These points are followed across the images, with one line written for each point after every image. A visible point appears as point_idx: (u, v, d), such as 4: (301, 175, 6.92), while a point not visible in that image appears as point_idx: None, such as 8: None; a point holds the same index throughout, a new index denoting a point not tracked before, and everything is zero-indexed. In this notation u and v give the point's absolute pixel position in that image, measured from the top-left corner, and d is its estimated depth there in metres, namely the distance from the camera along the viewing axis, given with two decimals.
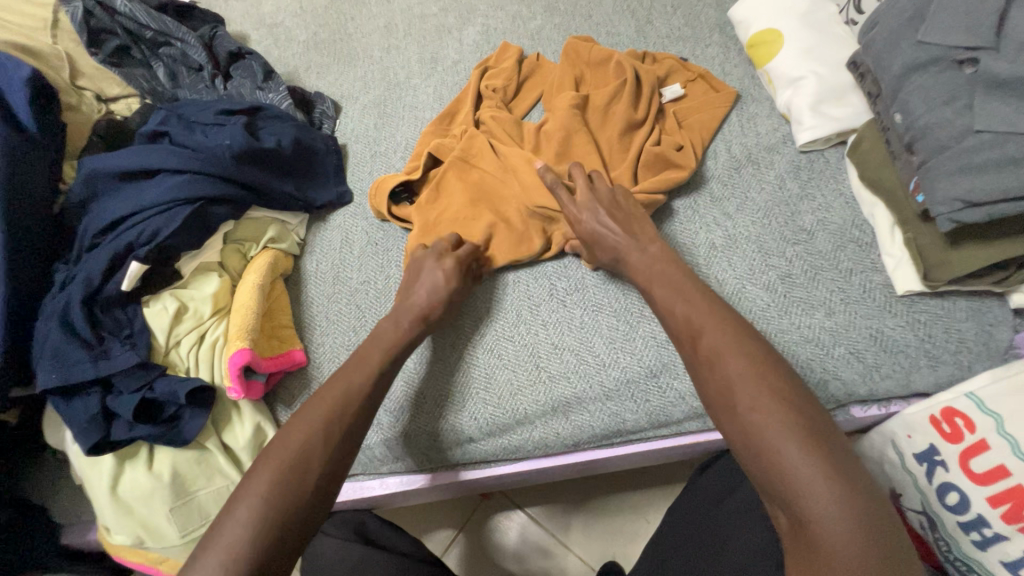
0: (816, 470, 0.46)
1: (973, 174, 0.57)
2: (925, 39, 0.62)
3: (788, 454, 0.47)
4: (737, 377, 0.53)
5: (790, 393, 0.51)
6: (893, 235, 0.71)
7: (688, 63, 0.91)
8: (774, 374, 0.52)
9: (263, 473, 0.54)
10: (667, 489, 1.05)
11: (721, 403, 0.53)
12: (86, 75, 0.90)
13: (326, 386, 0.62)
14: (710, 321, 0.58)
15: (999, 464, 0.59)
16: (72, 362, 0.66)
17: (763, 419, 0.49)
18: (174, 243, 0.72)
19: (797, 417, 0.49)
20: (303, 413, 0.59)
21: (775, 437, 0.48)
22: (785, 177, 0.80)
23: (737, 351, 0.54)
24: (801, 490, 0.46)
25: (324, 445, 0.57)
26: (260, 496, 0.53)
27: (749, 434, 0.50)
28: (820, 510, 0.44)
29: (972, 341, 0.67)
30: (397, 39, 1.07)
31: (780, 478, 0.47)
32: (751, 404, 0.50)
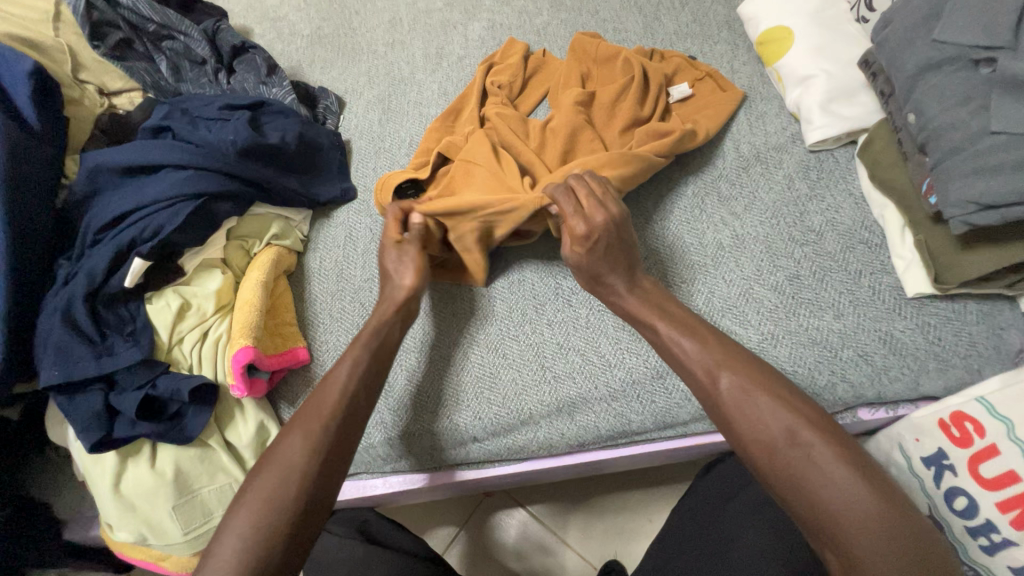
0: (865, 506, 0.47)
1: (988, 176, 0.56)
2: (940, 38, 0.61)
3: (835, 497, 0.48)
4: (773, 419, 0.53)
5: (825, 429, 0.52)
6: (904, 237, 0.70)
7: (695, 61, 0.89)
8: (806, 411, 0.53)
9: (255, 492, 0.54)
10: (670, 489, 1.05)
11: (758, 446, 0.53)
12: (88, 68, 0.88)
13: (315, 396, 0.61)
14: (729, 359, 0.59)
15: (1009, 470, 0.59)
16: (74, 358, 0.65)
17: (807, 459, 0.51)
18: (177, 240, 0.72)
19: (838, 453, 0.50)
20: (291, 428, 0.59)
21: (822, 477, 0.49)
22: (793, 176, 0.79)
23: (763, 393, 0.55)
24: (849, 530, 0.47)
25: (312, 459, 0.56)
26: (250, 515, 0.53)
27: (793, 476, 0.51)
28: (873, 548, 0.46)
29: (983, 344, 0.66)
30: (401, 34, 1.06)
31: (832, 520, 0.48)
32: (795, 444, 0.51)
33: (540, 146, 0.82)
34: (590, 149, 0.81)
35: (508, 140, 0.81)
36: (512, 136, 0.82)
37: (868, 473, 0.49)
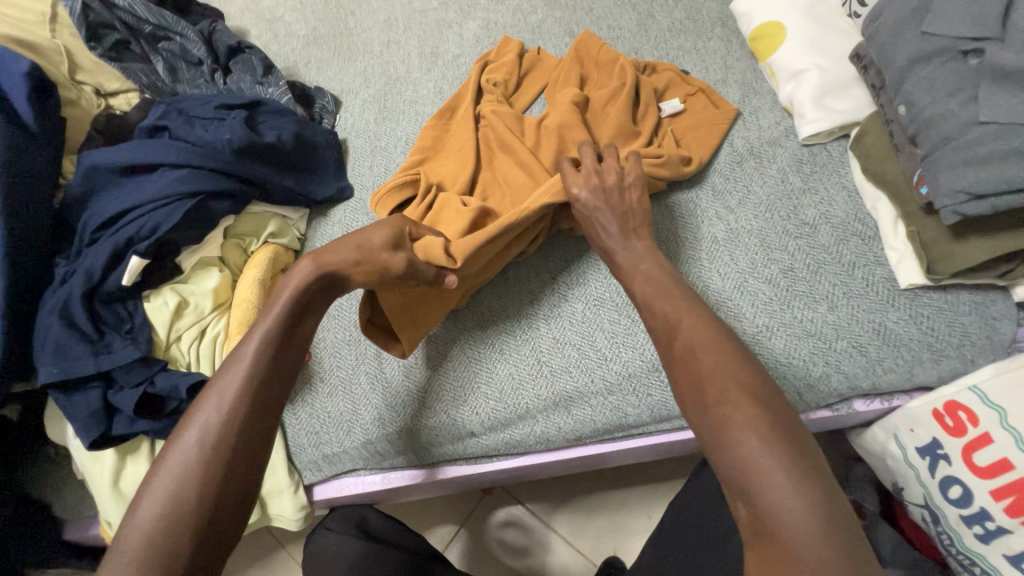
0: (771, 456, 0.45)
1: (978, 166, 0.56)
2: (930, 30, 0.62)
3: (749, 445, 0.46)
4: (712, 371, 0.52)
5: (757, 387, 0.50)
6: (897, 229, 0.71)
7: (688, 76, 0.89)
8: (746, 369, 0.52)
9: (159, 489, 0.49)
10: (668, 484, 1.05)
11: (693, 396, 0.52)
12: (85, 69, 0.89)
13: (221, 382, 0.55)
14: (687, 317, 0.58)
15: (1002, 458, 0.59)
16: (72, 356, 0.66)
17: (729, 408, 0.49)
18: (173, 239, 0.72)
19: (761, 407, 0.48)
20: (194, 421, 0.53)
21: (735, 426, 0.47)
22: (787, 170, 0.80)
23: (713, 348, 0.54)
24: (757, 479, 0.44)
25: (221, 449, 0.51)
26: (153, 516, 0.48)
27: (714, 425, 0.49)
28: (772, 499, 0.43)
29: (976, 334, 0.67)
30: (396, 34, 1.07)
31: (739, 468, 0.46)
32: (722, 393, 0.50)
33: (535, 145, 0.82)
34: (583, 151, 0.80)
35: (504, 137, 0.81)
36: (509, 135, 0.81)
37: (787, 432, 0.47)
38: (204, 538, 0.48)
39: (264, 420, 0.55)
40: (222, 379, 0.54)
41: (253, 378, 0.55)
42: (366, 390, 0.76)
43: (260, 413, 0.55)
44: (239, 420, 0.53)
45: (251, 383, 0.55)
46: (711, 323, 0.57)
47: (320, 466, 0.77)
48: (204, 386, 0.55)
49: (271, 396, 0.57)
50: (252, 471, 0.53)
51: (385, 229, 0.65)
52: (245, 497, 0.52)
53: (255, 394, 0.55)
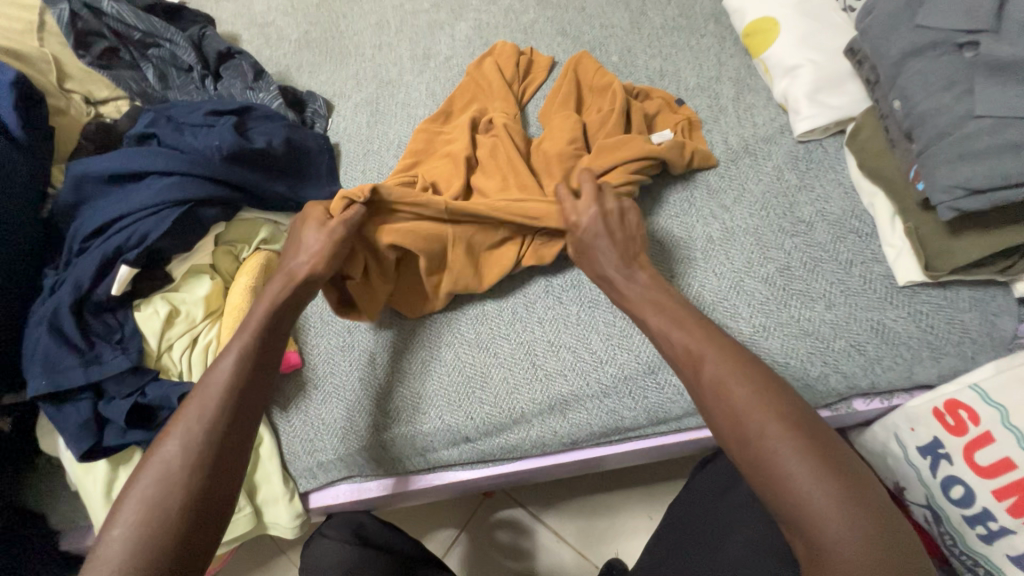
0: (823, 491, 0.45)
1: (974, 161, 0.55)
2: (924, 23, 0.61)
3: (803, 483, 0.46)
4: (746, 402, 0.51)
5: (792, 412, 0.50)
6: (893, 224, 0.70)
7: (680, 105, 0.86)
8: (779, 395, 0.52)
9: (138, 500, 0.50)
10: (670, 485, 1.04)
11: (730, 431, 0.52)
12: (74, 78, 0.89)
13: (200, 396, 0.56)
14: (707, 344, 0.57)
15: (1005, 457, 0.58)
16: (62, 367, 0.66)
17: (774, 444, 0.48)
18: (162, 247, 0.71)
19: (804, 437, 0.48)
20: (173, 432, 0.54)
21: (783, 464, 0.47)
22: (783, 167, 0.79)
23: (740, 377, 0.53)
24: (816, 518, 0.45)
25: (202, 459, 0.52)
26: (131, 525, 0.49)
27: (763, 464, 0.48)
28: (831, 535, 0.44)
29: (975, 331, 0.66)
30: (388, 36, 1.06)
31: (794, 507, 0.46)
32: (764, 429, 0.49)
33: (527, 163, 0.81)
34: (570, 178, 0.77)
35: (501, 150, 0.80)
36: (508, 148, 0.80)
37: (833, 459, 0.47)
38: (186, 545, 0.49)
39: (239, 430, 0.56)
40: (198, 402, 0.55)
41: (231, 389, 0.57)
42: (360, 396, 0.75)
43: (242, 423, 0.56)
44: (213, 431, 0.54)
45: (232, 395, 0.57)
46: (729, 344, 0.57)
47: (313, 474, 0.76)
48: (183, 402, 0.57)
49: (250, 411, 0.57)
50: (234, 480, 0.54)
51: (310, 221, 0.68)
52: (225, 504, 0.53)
53: (236, 406, 0.56)
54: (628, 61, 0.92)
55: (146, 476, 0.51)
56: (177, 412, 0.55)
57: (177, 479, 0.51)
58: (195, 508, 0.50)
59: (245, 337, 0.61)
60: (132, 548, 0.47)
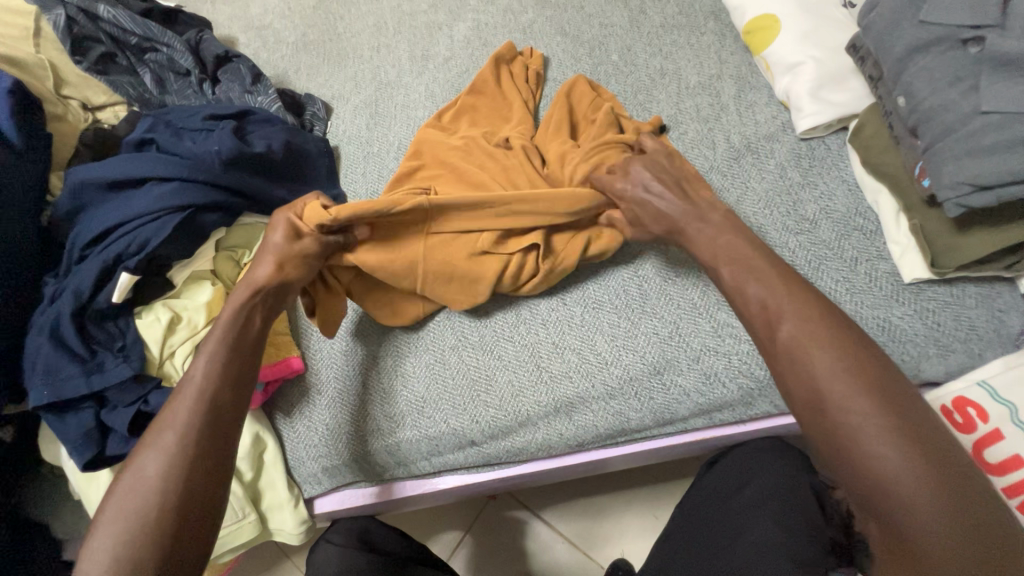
0: (916, 478, 0.42)
1: (981, 157, 0.55)
2: (928, 19, 0.61)
3: (891, 464, 0.43)
4: (829, 372, 0.47)
5: (887, 390, 0.46)
6: (899, 222, 0.69)
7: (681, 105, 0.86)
8: (871, 368, 0.47)
9: (119, 510, 0.51)
10: (675, 485, 1.04)
11: (810, 405, 0.47)
12: (70, 83, 0.87)
13: (173, 402, 0.57)
14: (789, 304, 0.52)
15: (1014, 454, 0.58)
16: (64, 377, 0.65)
17: (859, 420, 0.45)
18: (163, 254, 0.71)
19: (902, 421, 0.44)
20: (149, 441, 0.54)
21: (872, 447, 0.44)
22: (786, 165, 0.78)
23: (824, 343, 0.48)
24: (899, 502, 0.42)
25: (174, 466, 0.52)
26: (112, 539, 0.50)
27: (847, 444, 0.45)
28: (921, 522, 0.41)
29: (983, 328, 0.65)
30: (387, 37, 1.06)
31: (878, 491, 0.43)
32: (849, 406, 0.45)
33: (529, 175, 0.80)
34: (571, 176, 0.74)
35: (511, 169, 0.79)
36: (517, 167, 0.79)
37: (927, 442, 0.44)
38: (165, 553, 0.49)
39: (212, 433, 0.55)
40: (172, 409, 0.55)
41: (202, 392, 0.56)
42: (364, 400, 0.75)
43: (210, 425, 0.55)
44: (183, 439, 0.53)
45: (202, 401, 0.56)
46: (825, 314, 0.51)
47: (318, 480, 0.75)
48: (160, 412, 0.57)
49: (220, 413, 0.56)
50: (205, 482, 0.53)
51: (279, 229, 0.67)
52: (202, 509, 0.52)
53: (204, 409, 0.55)
54: (628, 59, 0.92)
55: (124, 487, 0.52)
56: (156, 420, 0.56)
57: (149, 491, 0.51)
58: (168, 514, 0.50)
59: (215, 337, 0.61)
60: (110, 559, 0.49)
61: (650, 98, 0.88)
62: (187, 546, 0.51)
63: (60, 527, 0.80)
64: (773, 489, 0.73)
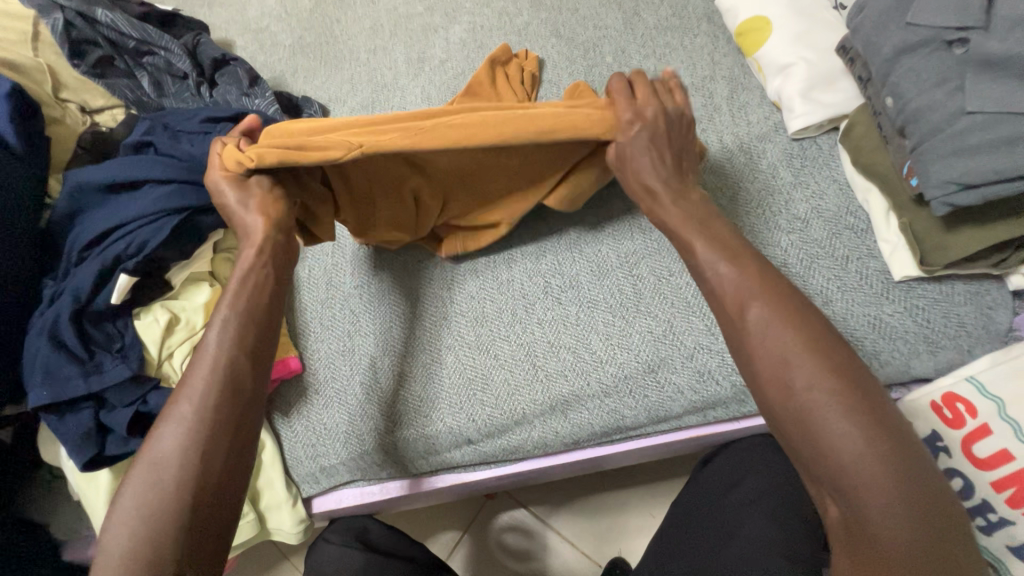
0: (871, 455, 0.41)
1: (967, 156, 0.56)
2: (914, 21, 0.62)
3: (845, 442, 0.42)
4: (794, 350, 0.46)
5: (848, 370, 0.45)
6: (888, 220, 0.70)
7: None
8: (832, 349, 0.46)
9: (141, 490, 0.49)
10: (672, 483, 1.05)
11: (775, 384, 0.46)
12: (69, 87, 0.89)
13: (188, 378, 0.54)
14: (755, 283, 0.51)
15: (1002, 449, 0.59)
16: (63, 378, 0.66)
17: (819, 398, 0.44)
18: (161, 255, 0.71)
19: (859, 399, 0.43)
20: (168, 420, 0.52)
21: (830, 425, 0.43)
22: (778, 165, 0.79)
23: (789, 322, 0.48)
24: (853, 480, 0.41)
25: (199, 443, 0.50)
26: (140, 503, 0.48)
27: (808, 423, 0.44)
28: (876, 502, 0.40)
29: (972, 325, 0.66)
30: (383, 40, 1.06)
31: (834, 470, 0.42)
32: (810, 383, 0.45)
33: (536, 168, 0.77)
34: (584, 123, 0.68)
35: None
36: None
37: (884, 424, 0.43)
38: (192, 517, 0.48)
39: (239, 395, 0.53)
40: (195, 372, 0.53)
41: (225, 367, 0.54)
42: (358, 399, 0.76)
43: (231, 402, 0.53)
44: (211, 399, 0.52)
45: (226, 364, 0.54)
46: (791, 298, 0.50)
47: (317, 479, 0.76)
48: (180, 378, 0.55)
49: (245, 376, 0.54)
50: (231, 460, 0.51)
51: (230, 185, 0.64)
52: (229, 488, 0.50)
53: (228, 372, 0.54)
54: (622, 61, 0.93)
55: (152, 450, 0.50)
56: (171, 399, 0.53)
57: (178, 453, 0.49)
58: (196, 493, 0.48)
59: (231, 300, 0.58)
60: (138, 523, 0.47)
61: None
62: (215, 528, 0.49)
63: (59, 528, 0.80)
64: (773, 484, 0.74)
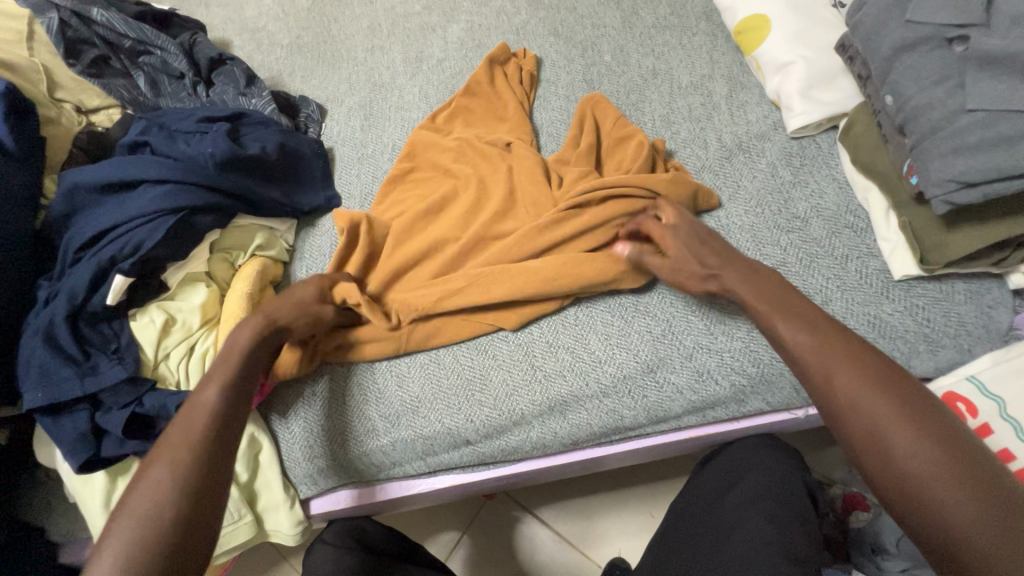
0: (992, 521, 0.41)
1: (967, 155, 0.55)
2: (914, 18, 0.61)
3: (959, 514, 0.42)
4: (888, 416, 0.47)
5: (935, 425, 0.46)
6: (888, 219, 0.70)
7: (673, 105, 0.86)
8: (930, 416, 0.47)
9: (124, 524, 0.49)
10: (672, 483, 1.05)
11: (869, 448, 0.47)
12: (64, 87, 0.88)
13: (173, 424, 0.56)
14: (827, 342, 0.53)
15: (1003, 449, 0.58)
16: (58, 379, 0.65)
17: (921, 467, 0.44)
18: (156, 256, 0.71)
19: (971, 468, 0.43)
20: (148, 460, 0.53)
21: (941, 492, 0.43)
22: (777, 164, 0.79)
23: (877, 387, 0.49)
24: (979, 558, 0.40)
25: (178, 483, 0.51)
26: (124, 545, 0.47)
27: (912, 488, 0.44)
28: (1006, 568, 0.40)
29: (972, 324, 0.66)
30: (381, 39, 1.06)
31: (953, 539, 0.42)
32: (906, 445, 0.45)
33: (535, 201, 0.79)
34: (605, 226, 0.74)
35: (515, 189, 0.81)
36: (524, 186, 0.80)
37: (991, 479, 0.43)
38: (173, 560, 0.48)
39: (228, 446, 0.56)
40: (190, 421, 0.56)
41: (211, 413, 0.57)
42: (355, 401, 0.75)
43: (209, 445, 0.54)
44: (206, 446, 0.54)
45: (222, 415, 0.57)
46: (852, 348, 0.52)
47: (313, 480, 0.75)
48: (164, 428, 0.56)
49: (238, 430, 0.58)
50: (206, 502, 0.52)
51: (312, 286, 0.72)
52: (200, 530, 0.51)
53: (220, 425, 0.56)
54: (620, 60, 0.92)
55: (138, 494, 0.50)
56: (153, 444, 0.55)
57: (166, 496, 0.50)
58: (168, 532, 0.49)
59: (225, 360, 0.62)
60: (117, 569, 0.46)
61: (643, 98, 0.89)
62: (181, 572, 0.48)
63: (54, 530, 0.80)
64: (770, 481, 0.74)
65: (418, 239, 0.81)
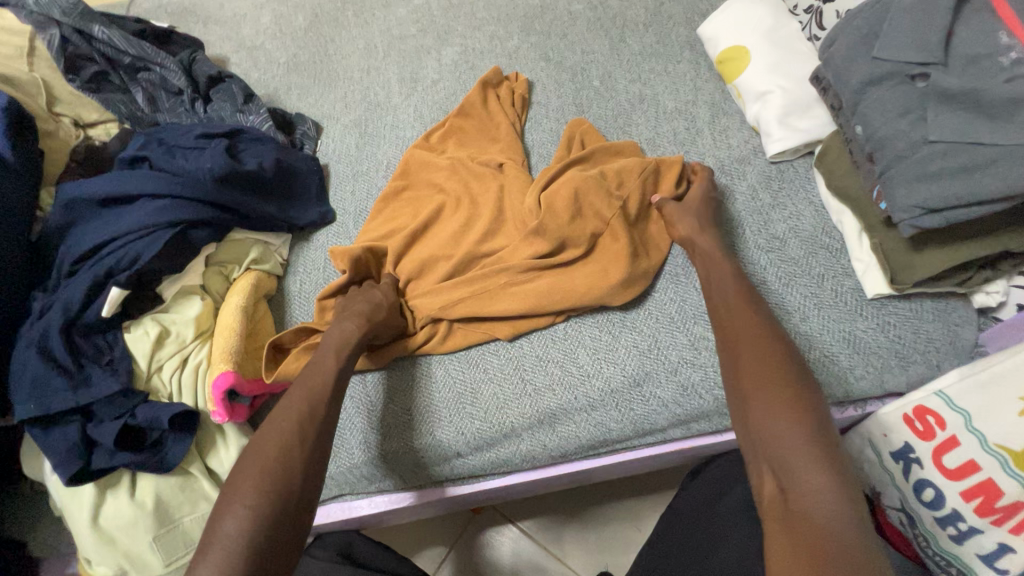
0: (803, 440, 0.50)
1: (929, 182, 0.59)
2: (880, 55, 0.65)
3: (781, 421, 0.51)
4: (762, 356, 0.57)
5: (797, 379, 0.55)
6: (861, 240, 0.73)
7: (659, 130, 0.90)
8: (791, 363, 0.56)
9: (246, 481, 0.54)
10: (657, 497, 1.06)
11: (749, 382, 0.56)
12: (64, 101, 0.90)
13: (286, 401, 0.62)
14: (736, 305, 0.64)
15: (970, 460, 0.61)
16: (50, 390, 0.65)
17: (772, 390, 0.54)
18: (154, 268, 0.72)
19: (805, 401, 0.52)
20: (268, 430, 0.59)
21: (776, 416, 0.51)
22: (757, 187, 0.83)
23: (760, 340, 0.59)
24: (792, 456, 0.49)
25: (299, 448, 0.58)
26: (252, 499, 0.53)
27: (762, 413, 0.53)
28: (799, 459, 0.48)
29: (939, 340, 0.70)
30: (376, 60, 1.09)
31: (775, 443, 0.50)
32: (768, 384, 0.54)
33: (522, 217, 0.81)
34: (605, 252, 0.77)
35: (507, 206, 0.84)
36: (515, 205, 0.84)
37: (823, 428, 0.51)
38: (291, 510, 0.54)
39: (329, 423, 0.62)
40: (297, 398, 0.62)
41: (316, 398, 0.63)
42: (350, 413, 0.77)
43: (322, 423, 0.61)
44: (317, 418, 0.61)
45: (324, 396, 0.63)
46: (766, 317, 0.62)
47: None
48: (273, 408, 0.62)
49: (337, 410, 0.64)
50: (317, 476, 0.58)
51: (365, 300, 0.75)
52: (312, 500, 0.57)
53: (325, 401, 0.63)
54: (609, 85, 0.96)
55: (258, 458, 0.56)
56: (268, 417, 0.60)
57: (281, 461, 0.56)
58: (294, 495, 0.55)
59: (326, 370, 0.66)
60: (251, 517, 0.52)
61: (629, 122, 0.92)
62: (298, 526, 0.54)
63: (36, 545, 0.79)
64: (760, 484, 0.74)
65: (417, 251, 0.84)
